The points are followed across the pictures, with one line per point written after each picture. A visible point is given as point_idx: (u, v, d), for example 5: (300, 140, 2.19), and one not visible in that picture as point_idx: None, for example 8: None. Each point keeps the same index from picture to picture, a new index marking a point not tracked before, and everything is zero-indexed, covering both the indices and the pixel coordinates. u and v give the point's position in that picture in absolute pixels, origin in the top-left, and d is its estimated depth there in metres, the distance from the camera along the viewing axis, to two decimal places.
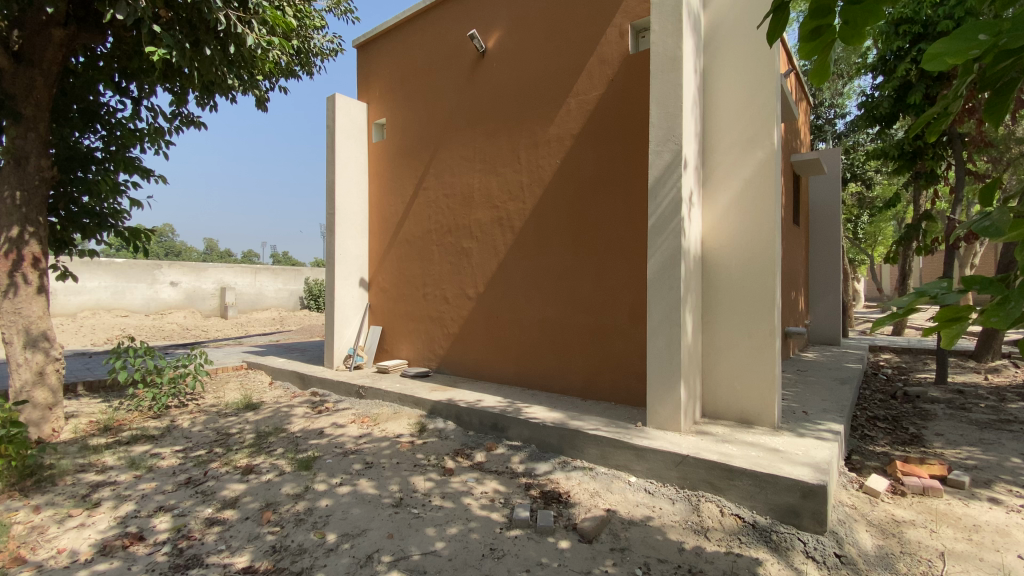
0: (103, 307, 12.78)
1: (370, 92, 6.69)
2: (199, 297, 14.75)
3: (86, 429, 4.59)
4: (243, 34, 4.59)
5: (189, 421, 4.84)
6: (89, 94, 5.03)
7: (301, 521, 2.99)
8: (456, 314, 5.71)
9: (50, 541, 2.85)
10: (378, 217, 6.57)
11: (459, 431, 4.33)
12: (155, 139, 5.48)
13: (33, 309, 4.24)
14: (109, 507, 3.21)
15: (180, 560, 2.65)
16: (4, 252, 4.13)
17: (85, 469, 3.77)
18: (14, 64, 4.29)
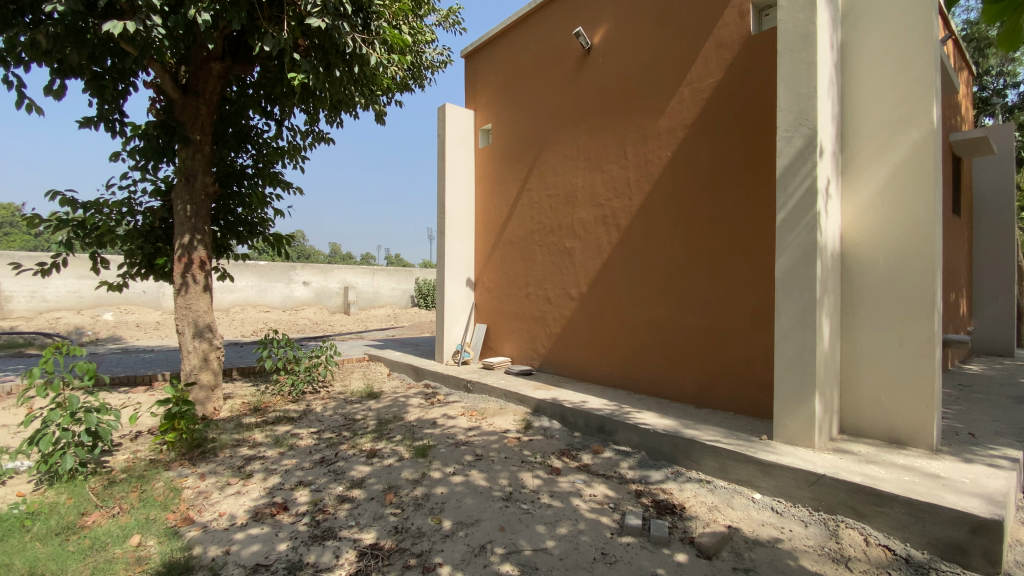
0: (250, 304, 14.75)
1: (476, 99, 6.93)
2: (326, 296, 16.39)
3: (240, 409, 5.30)
4: (367, 54, 4.99)
5: (321, 406, 5.38)
6: (241, 118, 5.84)
7: (419, 505, 3.17)
8: (559, 315, 5.69)
9: (214, 504, 3.31)
10: (483, 219, 6.78)
11: (565, 431, 4.31)
12: (292, 155, 6.16)
13: (200, 304, 4.98)
14: (259, 478, 3.67)
15: (318, 531, 2.94)
16: (179, 256, 4.92)
17: (240, 444, 4.35)
18: (184, 96, 5.07)
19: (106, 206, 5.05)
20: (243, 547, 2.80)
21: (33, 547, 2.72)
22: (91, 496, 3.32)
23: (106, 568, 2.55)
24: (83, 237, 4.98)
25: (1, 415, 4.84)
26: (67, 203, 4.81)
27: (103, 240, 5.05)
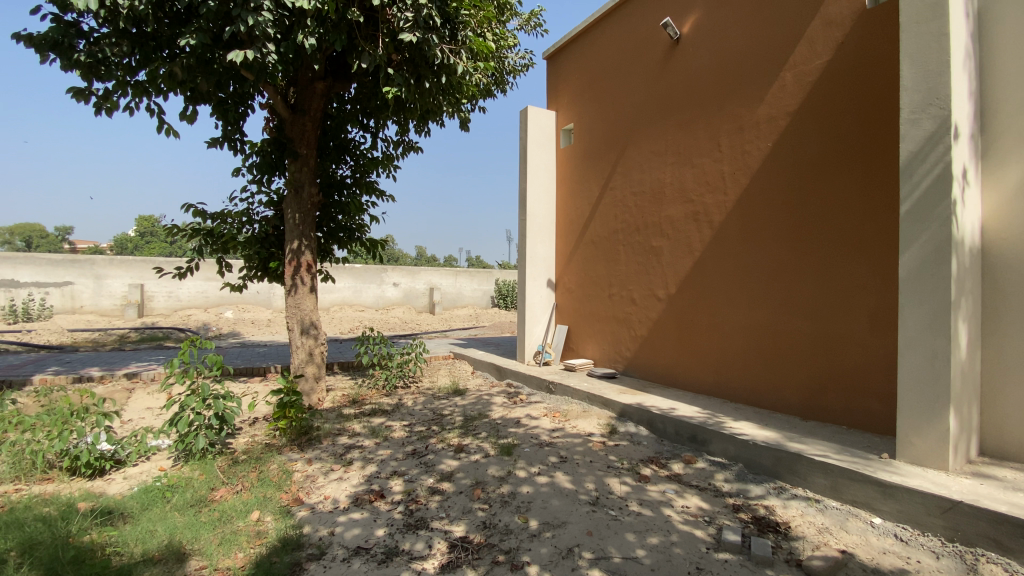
0: (347, 303, 16.00)
1: (558, 99, 6.91)
2: (413, 296, 17.20)
3: (340, 400, 5.72)
4: (454, 64, 5.16)
5: (411, 401, 5.66)
6: (341, 132, 6.30)
7: (506, 502, 3.22)
8: (645, 316, 5.52)
9: (320, 488, 3.60)
10: (564, 220, 6.74)
11: (653, 438, 4.17)
12: (386, 165, 6.54)
13: (307, 304, 5.43)
14: (358, 466, 3.93)
15: (412, 520, 3.09)
16: (290, 260, 5.41)
17: (341, 433, 4.69)
18: (293, 115, 5.57)
19: (230, 216, 5.70)
20: (346, 530, 3.01)
21: (174, 516, 3.11)
22: (218, 474, 3.75)
23: (232, 539, 2.86)
24: (212, 244, 5.70)
25: (149, 397, 5.63)
26: (198, 214, 5.47)
27: (227, 247, 5.73)
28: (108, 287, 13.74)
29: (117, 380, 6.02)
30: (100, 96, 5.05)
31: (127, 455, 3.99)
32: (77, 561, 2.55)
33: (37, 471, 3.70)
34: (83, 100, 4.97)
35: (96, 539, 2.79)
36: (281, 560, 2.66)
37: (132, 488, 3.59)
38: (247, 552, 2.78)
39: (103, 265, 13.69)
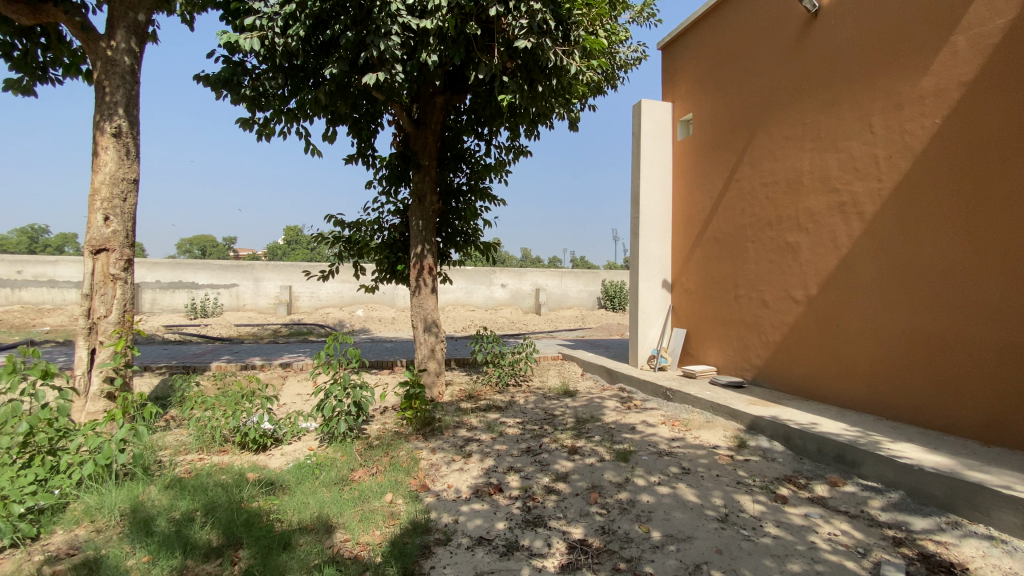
0: (460, 303, 16.94)
1: (675, 90, 6.58)
2: (521, 297, 17.59)
3: (458, 394, 6.01)
4: (568, 64, 5.16)
5: (524, 399, 5.77)
6: (458, 142, 6.63)
7: (625, 510, 3.14)
8: (778, 320, 5.04)
9: (443, 477, 3.82)
10: (682, 217, 6.40)
11: (789, 455, 3.78)
12: (499, 170, 6.75)
13: (428, 303, 5.80)
14: (477, 459, 4.11)
15: (530, 517, 3.15)
16: (414, 264, 5.82)
17: (459, 426, 4.92)
18: (416, 128, 5.98)
19: (364, 225, 6.30)
20: (468, 519, 3.16)
21: (322, 491, 3.49)
22: (356, 456, 4.15)
23: (370, 517, 3.14)
24: (349, 250, 6.36)
25: (299, 384, 6.43)
26: (338, 224, 6.11)
27: (362, 252, 6.37)
28: (265, 287, 15.99)
29: (274, 368, 6.96)
30: (261, 124, 5.90)
31: (283, 434, 4.57)
32: (248, 523, 2.98)
33: (217, 443, 4.39)
34: (249, 128, 5.84)
35: (262, 506, 3.24)
36: (412, 541, 2.86)
37: (289, 463, 4.11)
38: (382, 530, 3.04)
39: (261, 269, 15.99)
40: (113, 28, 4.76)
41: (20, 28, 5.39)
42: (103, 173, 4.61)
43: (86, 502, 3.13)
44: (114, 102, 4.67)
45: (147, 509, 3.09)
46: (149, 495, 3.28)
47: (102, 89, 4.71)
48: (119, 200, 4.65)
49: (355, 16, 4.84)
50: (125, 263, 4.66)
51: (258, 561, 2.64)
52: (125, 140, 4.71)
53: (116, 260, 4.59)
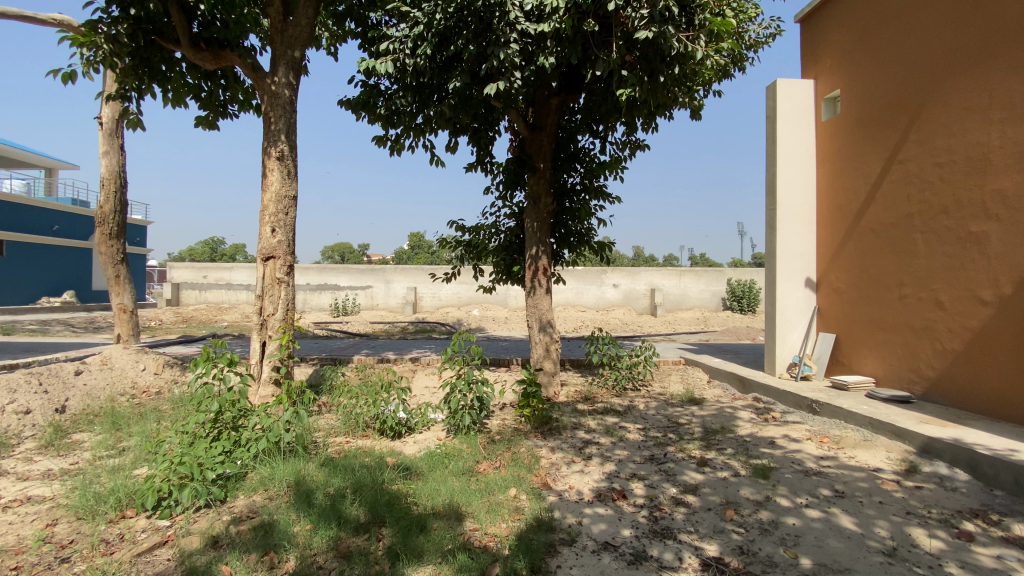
0: (570, 304, 17.00)
1: (818, 66, 5.87)
2: (635, 297, 17.05)
3: (574, 395, 5.98)
4: (692, 50, 4.85)
5: (644, 404, 5.55)
6: (572, 142, 6.61)
7: (767, 531, 2.88)
8: (959, 325, 4.24)
9: (564, 477, 3.82)
10: (828, 208, 5.68)
11: (976, 486, 3.18)
12: (614, 167, 6.60)
13: (544, 304, 5.81)
14: (598, 462, 4.04)
15: (657, 527, 3.02)
16: (529, 265, 5.87)
17: (577, 427, 4.88)
18: (532, 131, 6.06)
19: (483, 229, 6.56)
20: (592, 523, 3.11)
21: (451, 480, 3.69)
22: (481, 449, 4.33)
23: (496, 510, 3.24)
24: (470, 253, 6.66)
25: (426, 378, 6.90)
26: (459, 229, 6.41)
27: (481, 254, 6.64)
28: (393, 288, 17.49)
29: (405, 362, 7.55)
30: (393, 140, 6.45)
31: (415, 424, 4.93)
32: (390, 504, 3.25)
33: (360, 429, 4.86)
34: (383, 145, 6.42)
35: (400, 489, 3.52)
36: (537, 538, 2.90)
37: (420, 451, 4.42)
38: (508, 523, 3.12)
39: (390, 272, 17.54)
40: (276, 66, 5.54)
41: (208, 74, 6.50)
42: (271, 192, 5.38)
43: (260, 472, 3.66)
44: (277, 130, 5.43)
45: (308, 483, 3.51)
46: (308, 471, 3.73)
47: (269, 120, 5.49)
48: (282, 214, 5.39)
49: (476, 29, 5.05)
50: (287, 269, 5.38)
51: (398, 540, 2.87)
52: (286, 162, 5.44)
53: (281, 265, 5.33)
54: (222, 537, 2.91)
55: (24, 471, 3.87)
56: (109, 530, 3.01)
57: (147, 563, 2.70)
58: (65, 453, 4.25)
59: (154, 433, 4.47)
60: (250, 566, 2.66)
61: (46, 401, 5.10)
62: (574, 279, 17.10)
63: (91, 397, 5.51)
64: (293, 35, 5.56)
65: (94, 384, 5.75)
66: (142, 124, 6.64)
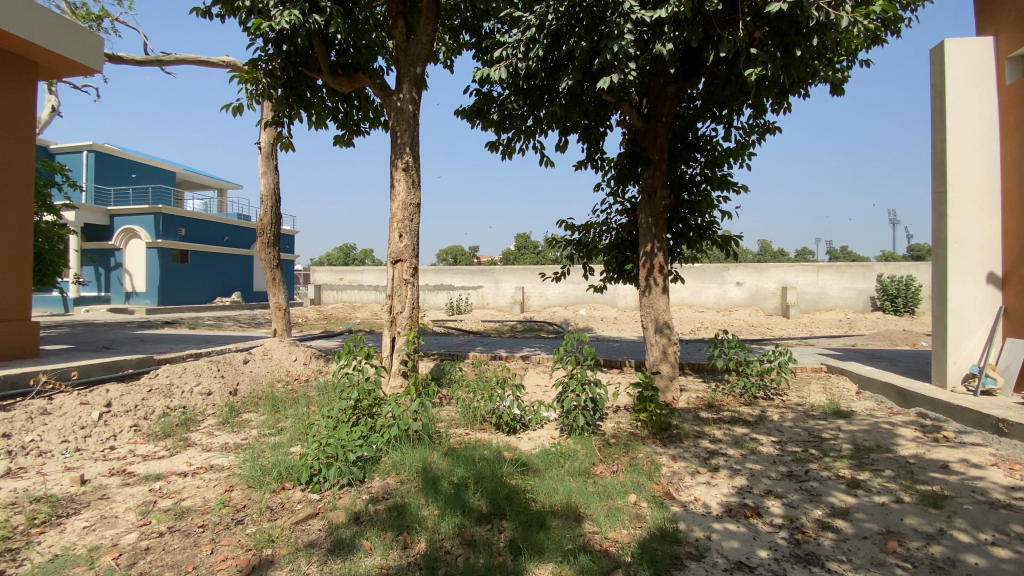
0: (687, 304, 16.12)
1: (1001, 17, 4.88)
2: (762, 296, 15.63)
3: (696, 402, 5.62)
4: (836, 18, 4.28)
5: (778, 415, 5.03)
6: (690, 131, 6.23)
7: (940, 570, 2.53)
8: None
9: (689, 488, 3.60)
10: (1021, 187, 4.69)
11: None
12: (739, 154, 6.09)
13: (660, 304, 5.52)
14: (726, 475, 3.75)
15: (800, 552, 2.75)
16: (644, 262, 5.63)
17: (701, 436, 4.58)
18: (647, 123, 5.80)
19: (593, 226, 6.42)
20: (723, 539, 2.91)
21: (568, 480, 3.66)
22: (597, 451, 4.24)
23: (616, 515, 3.16)
24: (580, 252, 6.57)
25: (538, 376, 6.98)
26: (570, 228, 6.31)
27: (592, 253, 6.51)
28: (503, 288, 18.04)
29: (517, 360, 7.71)
30: (505, 144, 6.62)
31: (529, 421, 4.98)
32: (510, 498, 3.33)
33: (477, 423, 5.04)
34: (495, 150, 6.61)
35: (519, 483, 3.59)
36: (662, 548, 2.78)
37: (536, 448, 4.45)
38: (630, 530, 3.03)
39: (499, 272, 18.10)
40: (401, 83, 5.97)
41: (344, 96, 7.23)
42: (398, 201, 5.82)
43: (392, 457, 3.97)
44: (403, 143, 5.86)
45: (434, 471, 3.73)
46: (433, 459, 3.96)
47: (394, 133, 5.95)
48: (408, 221, 5.80)
49: (588, 25, 4.97)
50: (413, 271, 5.77)
51: (519, 535, 2.93)
52: (411, 172, 5.85)
53: (407, 268, 5.74)
54: (363, 514, 3.20)
55: (209, 443, 4.61)
56: (273, 498, 3.47)
57: (303, 531, 3.06)
58: (237, 430, 4.99)
59: (304, 417, 5.06)
60: (387, 543, 2.89)
61: (222, 384, 6.04)
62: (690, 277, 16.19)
63: (255, 383, 6.42)
64: (414, 53, 5.96)
65: (257, 371, 6.68)
66: (291, 146, 7.60)
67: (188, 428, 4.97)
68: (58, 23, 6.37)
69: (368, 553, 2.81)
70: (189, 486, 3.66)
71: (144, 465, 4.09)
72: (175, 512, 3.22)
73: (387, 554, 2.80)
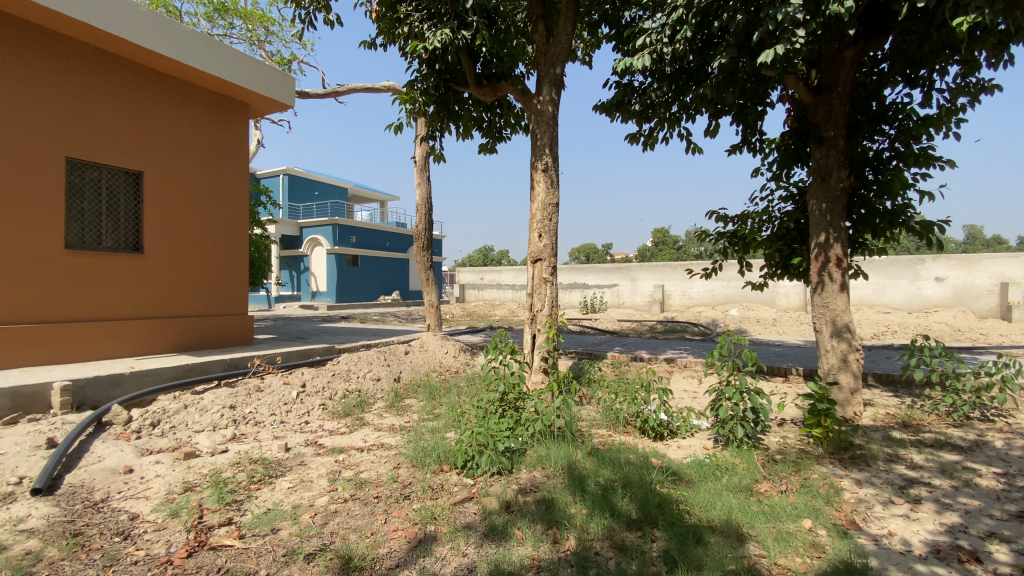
0: (866, 303, 13.85)
1: None
2: (972, 295, 12.67)
3: (884, 420, 4.77)
4: None
5: (1004, 442, 4.04)
6: (874, 100, 5.30)
7: None
8: None
9: (880, 519, 3.06)
10: None
11: None
12: (943, 122, 5.01)
13: (838, 303, 4.78)
14: (931, 509, 3.13)
15: None
16: (816, 255, 4.93)
17: (894, 460, 3.87)
18: (818, 96, 5.06)
19: (751, 216, 5.81)
20: None
21: (728, 495, 3.36)
22: (759, 467, 3.82)
23: (788, 540, 2.82)
24: (736, 245, 5.99)
25: (685, 381, 6.56)
26: (723, 220, 5.78)
27: (750, 246, 5.89)
28: (640, 287, 17.40)
29: (660, 362, 7.36)
30: (647, 135, 6.34)
31: (678, 428, 4.68)
32: (661, 506, 3.17)
33: (621, 425, 4.88)
34: (636, 142, 6.38)
35: (671, 492, 3.40)
36: None
37: (687, 457, 4.17)
38: (806, 560, 2.68)
39: (637, 270, 17.53)
40: (541, 85, 6.07)
41: (488, 106, 7.61)
42: (538, 201, 5.93)
43: (538, 451, 4.06)
44: (543, 144, 5.95)
45: (580, 469, 3.72)
46: (578, 458, 3.94)
47: (535, 135, 6.08)
48: (547, 220, 5.88)
49: None
50: (552, 269, 5.83)
51: (674, 547, 2.77)
52: (550, 173, 5.92)
53: (547, 266, 5.81)
54: (514, 504, 3.31)
55: (378, 423, 5.21)
56: (434, 479, 3.77)
57: (461, 512, 3.27)
58: (401, 414, 5.55)
59: (456, 406, 5.44)
60: (537, 536, 2.94)
61: (388, 371, 6.79)
62: (872, 273, 13.89)
63: (414, 371, 7.09)
64: (554, 54, 6.01)
65: (416, 362, 7.38)
66: (443, 157, 8.22)
67: (362, 409, 5.68)
68: (262, 69, 7.74)
69: (521, 542, 2.90)
70: (365, 461, 4.16)
71: (330, 439, 4.77)
72: (355, 482, 3.68)
73: (538, 547, 2.85)
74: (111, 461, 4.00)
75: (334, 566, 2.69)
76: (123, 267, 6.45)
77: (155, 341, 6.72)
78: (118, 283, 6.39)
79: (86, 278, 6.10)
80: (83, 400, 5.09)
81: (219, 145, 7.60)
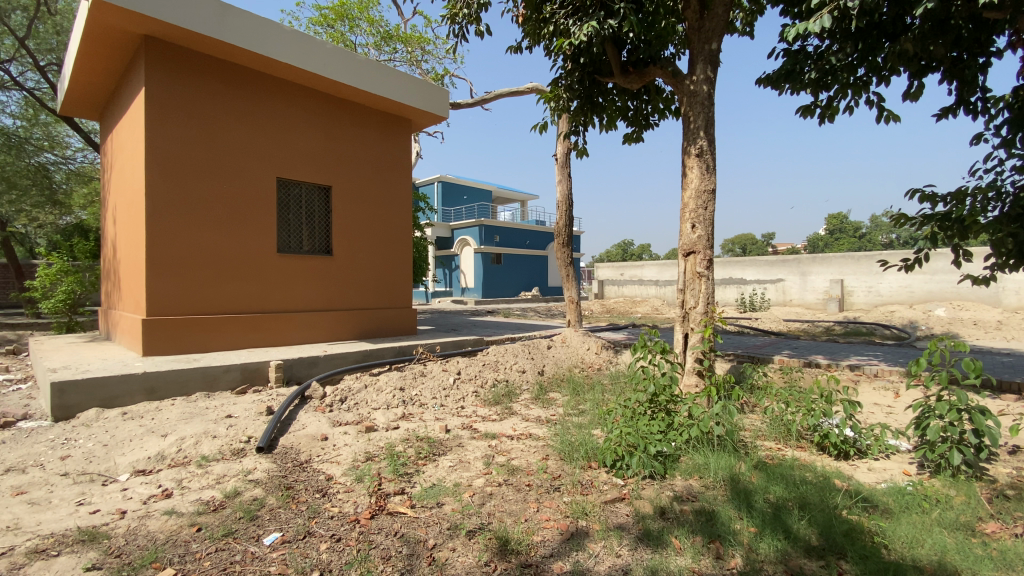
0: None
1: None
2: None
3: None
4: None
5: None
6: None
7: None
8: None
9: None
10: None
11: None
12: None
13: None
14: None
15: None
16: None
17: None
18: None
19: (971, 194, 4.68)
20: None
21: (940, 533, 2.76)
22: (985, 503, 3.07)
23: None
24: (948, 231, 4.87)
25: (876, 393, 5.58)
26: (928, 199, 4.76)
27: (968, 231, 4.74)
28: (812, 282, 15.33)
29: (842, 369, 6.38)
30: (824, 106, 5.52)
31: (868, 447, 3.98)
32: (849, 536, 2.73)
33: (794, 438, 4.32)
34: (810, 115, 5.60)
35: (862, 522, 2.90)
36: None
37: (882, 482, 3.52)
38: None
39: (807, 263, 15.50)
40: (694, 65, 5.65)
41: (633, 94, 7.36)
42: (691, 189, 5.55)
43: (694, 458, 3.78)
44: (697, 127, 5.55)
45: (744, 483, 3.38)
46: (742, 470, 3.59)
47: (687, 119, 5.68)
48: (702, 209, 5.46)
49: None
50: (707, 263, 5.40)
51: None
52: (705, 158, 5.49)
53: (701, 260, 5.41)
54: (669, 510, 3.15)
55: (526, 414, 5.39)
56: (583, 474, 3.76)
57: (613, 512, 3.20)
58: (547, 406, 5.67)
59: (602, 403, 5.36)
60: (698, 548, 2.75)
61: (533, 364, 7.00)
62: None
63: (558, 366, 7.20)
64: (710, 29, 5.56)
65: (559, 356, 7.48)
66: (586, 151, 8.18)
67: (511, 399, 5.93)
68: (422, 87, 8.50)
69: (679, 552, 2.74)
70: (516, 448, 4.33)
71: (483, 425, 5.06)
72: (508, 468, 3.85)
73: (698, 560, 2.66)
74: (312, 429, 4.76)
75: (493, 546, 2.84)
76: (319, 266, 7.65)
77: (343, 329, 7.86)
78: (315, 280, 7.61)
79: (293, 277, 7.37)
80: (291, 375, 6.15)
81: (388, 158, 8.57)
